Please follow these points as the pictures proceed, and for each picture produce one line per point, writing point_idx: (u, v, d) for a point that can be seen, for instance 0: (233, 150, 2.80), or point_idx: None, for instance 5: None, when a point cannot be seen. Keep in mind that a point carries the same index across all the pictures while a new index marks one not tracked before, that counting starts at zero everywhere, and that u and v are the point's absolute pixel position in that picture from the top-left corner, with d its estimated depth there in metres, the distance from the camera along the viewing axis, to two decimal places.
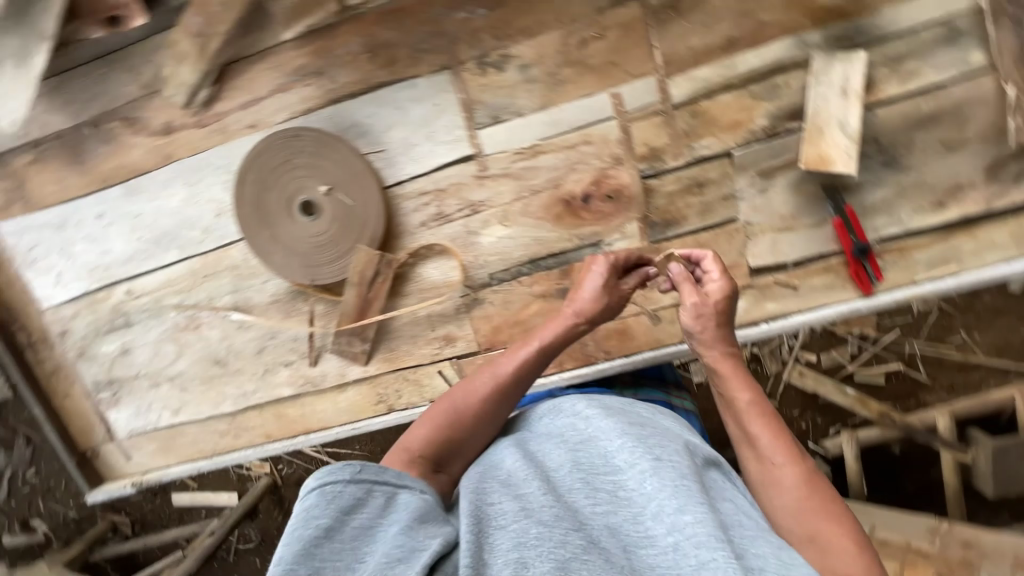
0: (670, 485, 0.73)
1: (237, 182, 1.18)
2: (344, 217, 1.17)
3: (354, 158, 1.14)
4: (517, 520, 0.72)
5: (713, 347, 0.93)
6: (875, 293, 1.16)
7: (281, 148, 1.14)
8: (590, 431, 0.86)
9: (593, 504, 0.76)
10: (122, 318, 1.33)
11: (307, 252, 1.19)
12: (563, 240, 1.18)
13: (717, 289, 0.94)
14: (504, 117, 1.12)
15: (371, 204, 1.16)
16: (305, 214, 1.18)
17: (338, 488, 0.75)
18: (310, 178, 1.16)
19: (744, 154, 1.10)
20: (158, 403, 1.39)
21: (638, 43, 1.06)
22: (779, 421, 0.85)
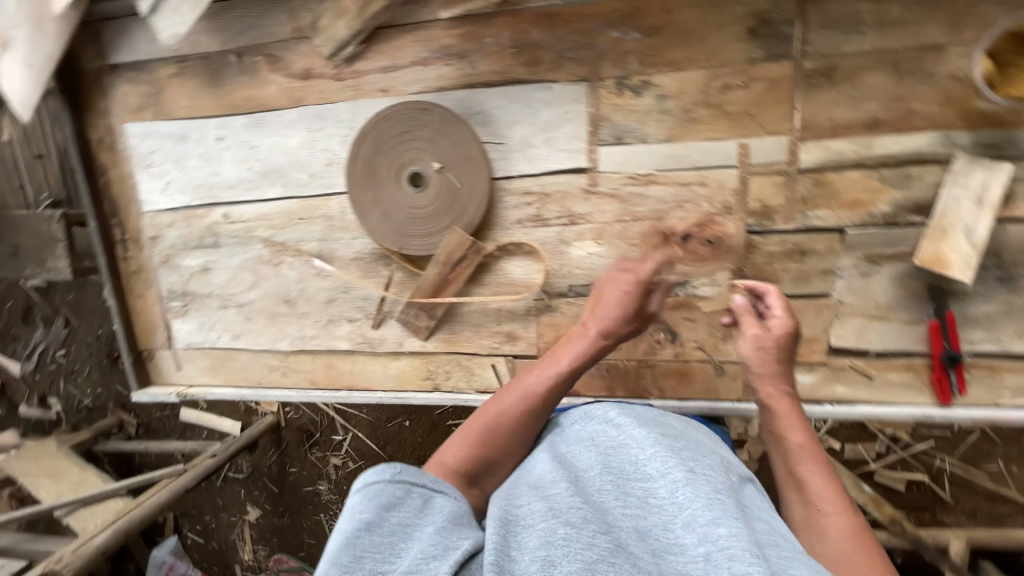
0: (704, 495, 0.80)
1: (356, 140, 1.22)
2: (448, 197, 1.20)
3: (473, 144, 1.17)
4: (546, 519, 0.78)
5: (770, 383, 1.02)
6: (952, 405, 1.13)
7: (406, 118, 1.18)
8: (619, 446, 0.94)
9: (622, 509, 0.83)
10: (212, 238, 1.39)
11: (404, 221, 1.23)
12: (652, 272, 1.19)
13: (779, 322, 1.04)
14: (628, 140, 1.13)
15: (477, 192, 1.19)
16: (411, 184, 1.21)
17: (380, 487, 0.82)
18: (425, 152, 1.19)
19: (858, 234, 1.09)
20: (221, 324, 1.45)
21: (782, 102, 1.05)
22: (830, 467, 0.93)
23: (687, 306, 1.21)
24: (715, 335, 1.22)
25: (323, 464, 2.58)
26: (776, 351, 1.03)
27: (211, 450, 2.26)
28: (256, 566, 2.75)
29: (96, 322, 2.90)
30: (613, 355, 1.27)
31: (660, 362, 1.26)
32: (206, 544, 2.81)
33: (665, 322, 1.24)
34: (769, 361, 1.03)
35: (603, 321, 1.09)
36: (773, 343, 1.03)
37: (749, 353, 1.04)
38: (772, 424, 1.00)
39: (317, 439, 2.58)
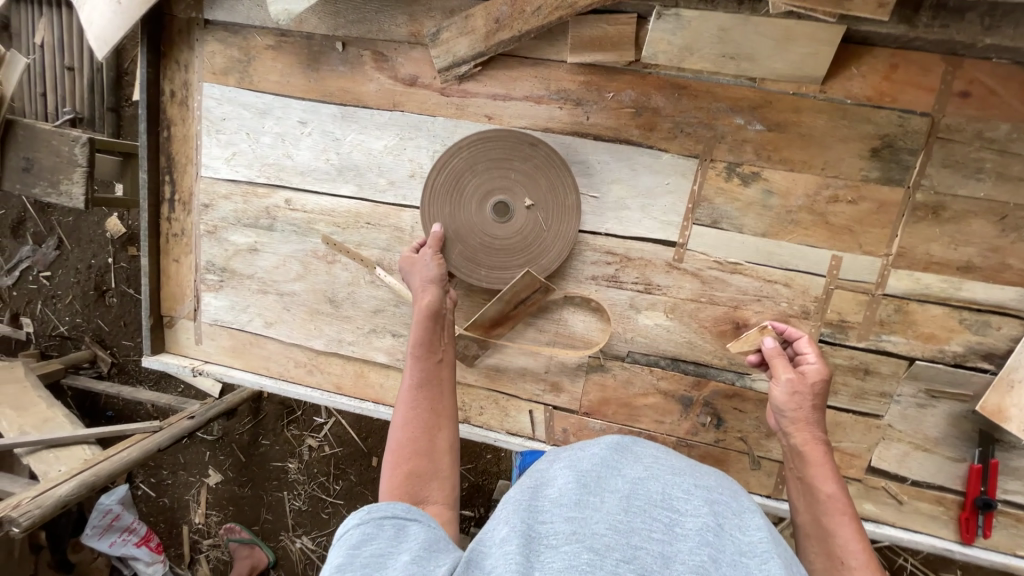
0: (729, 556, 0.66)
1: (449, 152, 1.17)
2: (530, 236, 1.17)
3: (570, 191, 1.15)
4: (567, 542, 0.66)
5: (806, 431, 0.99)
6: (973, 545, 1.15)
7: (511, 147, 1.15)
8: (647, 467, 0.78)
9: (649, 531, 0.68)
10: (268, 219, 1.32)
11: (475, 246, 1.20)
12: (715, 357, 1.18)
13: (812, 371, 1.01)
14: (723, 224, 1.12)
15: (560, 239, 1.16)
16: (494, 212, 1.18)
17: (349, 531, 0.75)
18: (519, 185, 1.16)
19: (926, 367, 1.10)
20: (255, 308, 1.38)
21: (882, 224, 1.06)
22: (859, 523, 0.90)
23: (740, 397, 1.19)
24: (761, 431, 1.20)
25: (299, 442, 2.39)
26: (807, 399, 0.99)
27: (190, 411, 2.10)
28: (204, 531, 2.46)
29: (90, 252, 2.75)
30: (653, 428, 1.24)
31: (700, 444, 1.23)
32: (156, 500, 2.51)
33: (714, 407, 1.21)
34: (802, 409, 0.99)
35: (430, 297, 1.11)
36: (809, 391, 1.00)
37: (784, 398, 1.00)
38: (803, 469, 0.97)
39: (298, 417, 2.40)
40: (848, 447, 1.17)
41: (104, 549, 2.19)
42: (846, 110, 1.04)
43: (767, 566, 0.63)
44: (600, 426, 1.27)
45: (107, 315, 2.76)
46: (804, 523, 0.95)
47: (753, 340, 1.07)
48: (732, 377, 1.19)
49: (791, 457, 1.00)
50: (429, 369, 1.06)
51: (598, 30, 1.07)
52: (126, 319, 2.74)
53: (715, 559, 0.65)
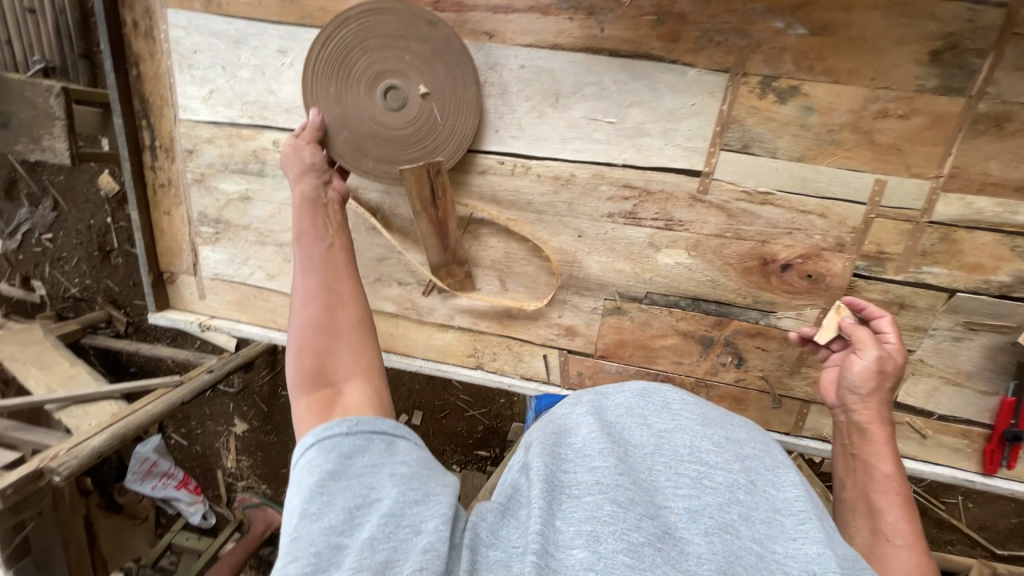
0: (762, 513, 0.65)
1: (338, 20, 1.03)
2: (423, 130, 1.08)
3: (471, 84, 1.05)
4: (589, 493, 0.65)
5: (874, 409, 0.96)
6: (995, 475, 1.14)
7: (405, 23, 1.02)
8: (675, 418, 0.75)
9: (675, 487, 0.66)
10: (257, 164, 1.23)
11: (361, 133, 1.09)
12: (738, 295, 1.11)
13: (894, 353, 0.97)
14: (754, 150, 1.01)
15: (455, 135, 1.08)
16: (386, 99, 1.07)
17: (338, 440, 0.70)
18: (414, 70, 1.04)
19: (967, 299, 1.03)
20: (256, 260, 1.33)
21: (936, 142, 0.95)
22: (912, 506, 0.89)
23: (763, 336, 1.14)
24: (783, 370, 1.16)
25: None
26: (881, 377, 0.96)
27: (208, 366, 2.13)
28: (237, 475, 2.60)
29: (88, 212, 2.69)
30: (671, 369, 1.21)
31: (719, 384, 1.20)
32: (188, 448, 2.63)
33: (735, 347, 1.16)
34: (877, 388, 0.96)
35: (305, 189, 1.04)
36: (889, 373, 0.96)
37: (861, 375, 0.97)
38: (859, 445, 0.96)
39: None
40: None
41: (147, 492, 2.38)
42: (906, 4, 0.89)
43: (804, 528, 0.63)
44: (617, 369, 1.24)
45: (115, 275, 2.74)
46: (848, 497, 0.94)
47: (831, 318, 1.04)
48: (755, 316, 1.13)
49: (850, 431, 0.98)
50: (318, 260, 0.96)
51: None
52: (134, 279, 2.73)
53: (746, 518, 0.64)
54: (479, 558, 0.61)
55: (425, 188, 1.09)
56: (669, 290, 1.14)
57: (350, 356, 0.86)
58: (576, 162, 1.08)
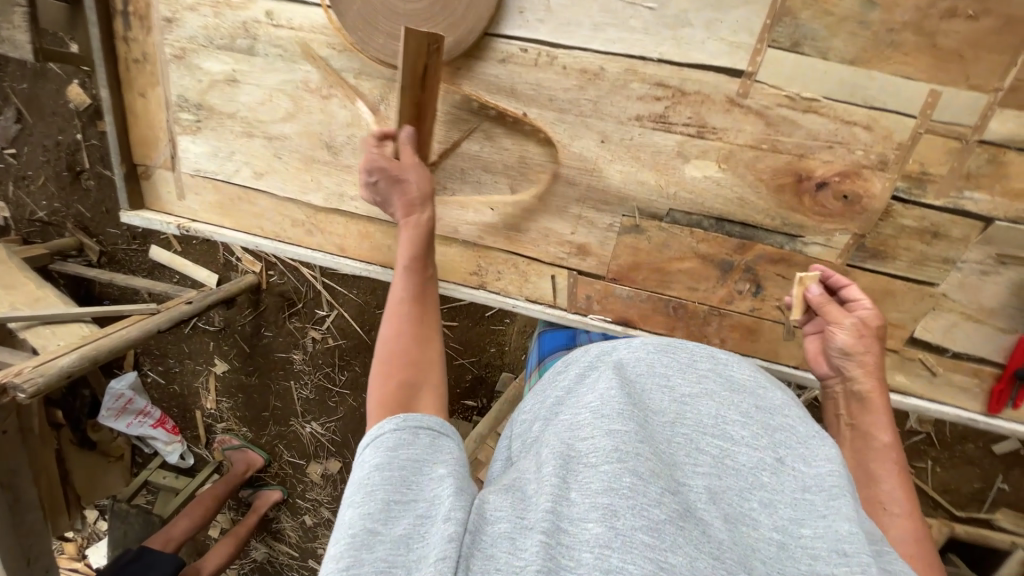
0: (788, 495, 0.59)
1: None
2: (437, 1, 0.95)
3: None
4: (602, 456, 0.58)
5: (872, 376, 0.90)
6: (999, 416, 1.13)
7: None
8: (700, 381, 0.68)
9: (695, 464, 0.60)
10: (247, 40, 1.09)
11: (375, 3, 0.96)
12: (766, 215, 1.04)
13: (870, 315, 0.92)
14: (804, 49, 0.92)
15: (473, 12, 0.95)
16: None
17: (389, 433, 0.69)
18: None
19: (1003, 229, 0.98)
20: (242, 155, 1.21)
21: (1002, 49, 0.87)
22: (908, 474, 0.85)
23: (786, 263, 1.08)
24: None
25: (303, 335, 2.25)
26: (864, 342, 0.91)
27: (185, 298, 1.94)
28: (218, 416, 2.46)
29: (56, 127, 2.46)
30: (684, 296, 1.15)
31: (733, 314, 1.15)
32: (167, 386, 2.46)
33: (756, 273, 1.10)
34: (866, 350, 0.90)
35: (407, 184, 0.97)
36: (872, 336, 0.91)
37: (849, 342, 0.91)
38: (858, 411, 0.90)
39: (299, 310, 2.22)
40: (893, 316, 1.09)
41: (122, 428, 2.30)
42: None
43: (835, 505, 0.56)
44: (627, 294, 1.17)
45: (86, 200, 2.52)
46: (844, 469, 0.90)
47: (796, 291, 0.98)
48: (780, 240, 1.06)
49: (848, 396, 0.92)
50: (417, 264, 0.94)
51: None
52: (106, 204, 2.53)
53: (770, 503, 0.58)
54: (483, 540, 0.55)
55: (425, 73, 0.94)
56: (694, 208, 1.07)
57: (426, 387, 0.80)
58: (607, 54, 0.98)
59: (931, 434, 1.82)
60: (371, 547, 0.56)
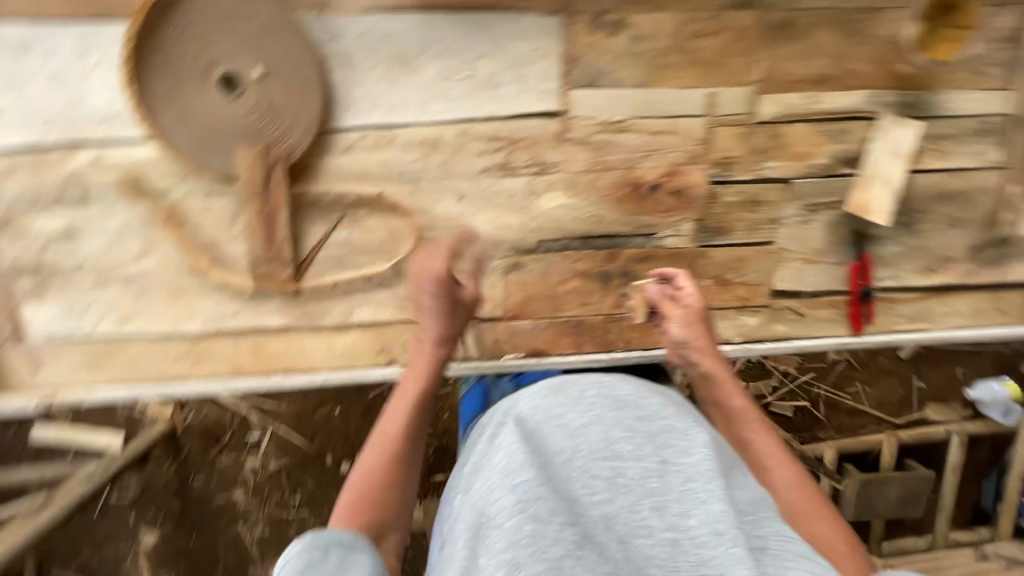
0: (675, 490, 0.69)
1: (152, 7, 0.92)
2: (265, 115, 0.99)
3: (308, 57, 0.98)
4: (508, 518, 0.65)
5: (709, 354, 1.04)
6: (863, 333, 1.31)
7: (225, 3, 0.93)
8: (589, 409, 0.76)
9: (593, 493, 0.69)
10: (75, 191, 1.05)
11: (205, 130, 0.98)
12: (620, 224, 1.17)
13: (693, 299, 1.08)
14: (600, 84, 1.07)
15: (303, 115, 1.00)
16: (222, 87, 0.97)
17: (294, 556, 0.65)
18: (244, 50, 0.96)
19: (801, 185, 1.18)
20: (99, 307, 1.12)
21: (745, 51, 1.07)
22: (769, 425, 0.98)
23: (652, 258, 1.20)
24: None
25: (235, 475, 1.67)
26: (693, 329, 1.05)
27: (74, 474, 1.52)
28: None
29: None
30: (581, 313, 1.23)
31: (627, 316, 1.24)
32: None
33: (632, 275, 1.21)
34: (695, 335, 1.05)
35: (451, 326, 1.04)
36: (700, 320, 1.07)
37: (681, 333, 1.06)
38: (714, 390, 1.02)
39: None
40: (750, 277, 1.26)
41: None
42: None
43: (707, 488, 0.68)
44: (531, 326, 1.23)
45: None
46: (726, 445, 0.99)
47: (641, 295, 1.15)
48: (641, 241, 1.19)
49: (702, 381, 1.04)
50: (427, 396, 0.95)
51: None
52: None
53: (658, 504, 0.68)
54: None
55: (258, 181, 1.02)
56: (560, 234, 1.17)
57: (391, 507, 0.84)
58: (440, 123, 1.06)
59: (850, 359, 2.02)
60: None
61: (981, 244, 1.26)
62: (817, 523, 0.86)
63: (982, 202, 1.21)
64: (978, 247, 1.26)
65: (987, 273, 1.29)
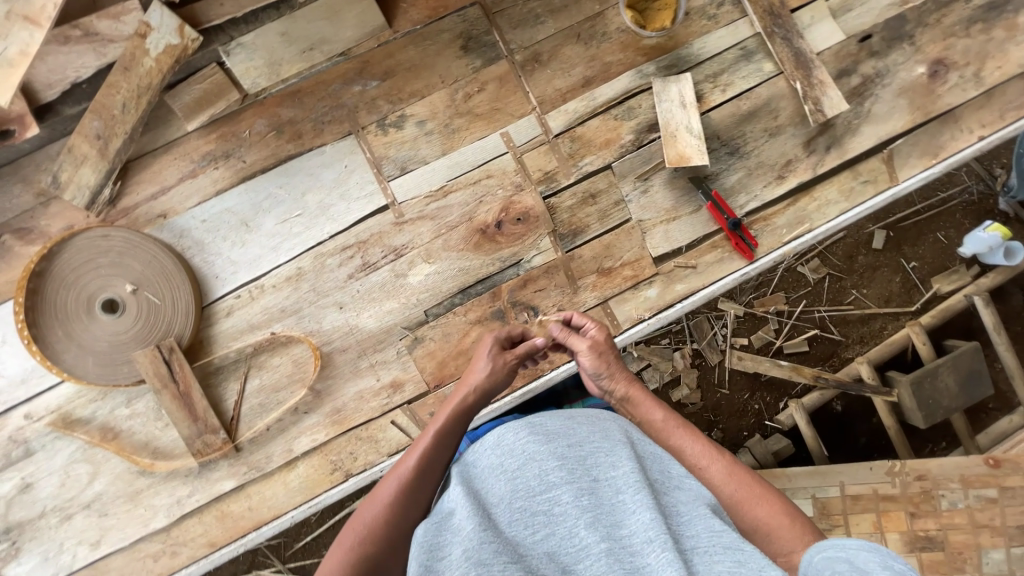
0: (607, 505, 0.73)
1: (32, 277, 1.11)
2: (150, 316, 1.14)
3: (166, 257, 1.14)
4: (459, 566, 0.66)
5: (620, 377, 1.04)
6: (757, 257, 1.33)
7: (86, 248, 1.12)
8: (524, 449, 0.80)
9: (533, 533, 0.72)
10: (21, 448, 1.18)
11: (106, 351, 1.13)
12: (488, 265, 1.27)
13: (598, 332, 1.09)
14: (411, 167, 1.22)
15: (180, 303, 1.15)
16: (109, 311, 1.13)
17: None
18: (115, 275, 1.13)
19: (622, 164, 1.29)
20: (71, 540, 1.20)
21: (513, 90, 1.25)
22: (690, 426, 0.96)
23: (532, 281, 1.28)
24: (568, 294, 1.29)
25: None
26: (601, 363, 1.05)
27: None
28: None
29: None
30: None
31: None
32: None
33: (523, 302, 1.28)
34: (603, 367, 1.05)
35: (481, 374, 1.04)
36: (605, 352, 1.07)
37: (591, 364, 1.05)
38: (634, 412, 1.02)
39: None
40: (627, 257, 1.31)
41: None
42: (423, 34, 1.21)
43: (637, 496, 0.72)
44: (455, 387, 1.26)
45: None
46: None
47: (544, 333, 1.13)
48: (513, 271, 1.28)
49: (620, 403, 1.04)
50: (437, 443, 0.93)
51: (194, 91, 1.13)
52: None
53: (594, 523, 0.71)
54: None
55: (165, 372, 1.15)
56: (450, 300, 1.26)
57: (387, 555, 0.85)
58: (295, 258, 1.21)
59: (831, 272, 2.04)
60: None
61: (809, 135, 1.33)
62: (759, 505, 0.84)
63: (784, 105, 1.32)
64: (809, 139, 1.33)
65: (833, 156, 1.34)
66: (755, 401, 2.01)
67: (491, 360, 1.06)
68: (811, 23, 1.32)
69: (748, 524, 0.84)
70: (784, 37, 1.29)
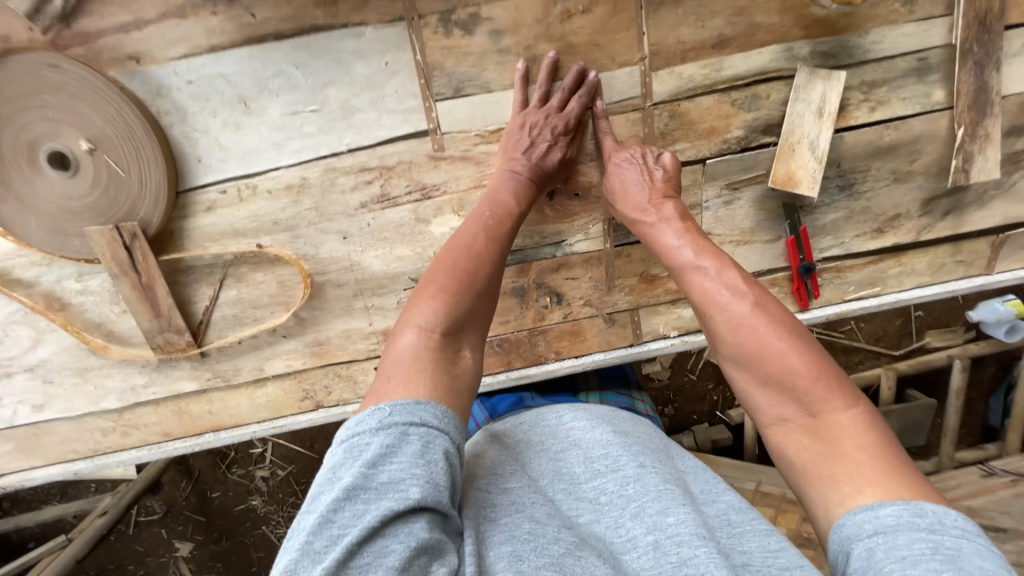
0: (653, 492, 0.70)
1: None
2: (109, 187, 0.91)
3: (134, 118, 0.88)
4: (512, 516, 0.69)
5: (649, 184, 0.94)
6: (810, 308, 1.18)
7: (28, 77, 0.85)
8: (569, 433, 0.84)
9: (580, 513, 0.72)
10: None
11: (55, 216, 0.93)
12: (523, 236, 1.09)
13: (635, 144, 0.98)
14: (467, 90, 0.95)
15: (149, 181, 0.92)
16: (58, 167, 0.90)
17: (364, 440, 0.63)
18: (66, 122, 0.87)
19: (717, 164, 1.05)
20: (12, 397, 1.11)
21: (625, 26, 0.94)
22: (725, 258, 0.83)
23: (567, 267, 1.12)
24: (601, 292, 1.14)
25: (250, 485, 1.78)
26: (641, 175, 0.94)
27: (99, 509, 1.54)
28: None
29: None
30: (502, 331, 1.16)
31: (551, 327, 1.16)
32: None
33: (549, 285, 1.13)
34: (632, 176, 0.94)
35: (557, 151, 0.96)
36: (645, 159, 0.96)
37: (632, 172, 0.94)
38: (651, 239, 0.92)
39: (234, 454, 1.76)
40: None
41: None
42: None
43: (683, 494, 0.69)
44: None
45: None
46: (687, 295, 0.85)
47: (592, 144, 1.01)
48: (550, 251, 1.10)
49: (641, 230, 0.94)
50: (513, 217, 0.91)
51: None
52: None
53: (641, 511, 0.68)
54: None
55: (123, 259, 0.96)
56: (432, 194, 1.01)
57: (474, 314, 0.79)
58: (300, 163, 0.97)
59: None
60: (356, 497, 0.59)
61: (935, 194, 1.11)
62: (780, 344, 0.71)
63: (929, 148, 1.07)
64: (932, 197, 1.12)
65: (947, 224, 1.15)
66: (714, 395, 1.90)
67: (565, 127, 0.95)
68: (1018, 52, 1.01)
69: (768, 378, 0.71)
70: (976, 63, 1.00)
